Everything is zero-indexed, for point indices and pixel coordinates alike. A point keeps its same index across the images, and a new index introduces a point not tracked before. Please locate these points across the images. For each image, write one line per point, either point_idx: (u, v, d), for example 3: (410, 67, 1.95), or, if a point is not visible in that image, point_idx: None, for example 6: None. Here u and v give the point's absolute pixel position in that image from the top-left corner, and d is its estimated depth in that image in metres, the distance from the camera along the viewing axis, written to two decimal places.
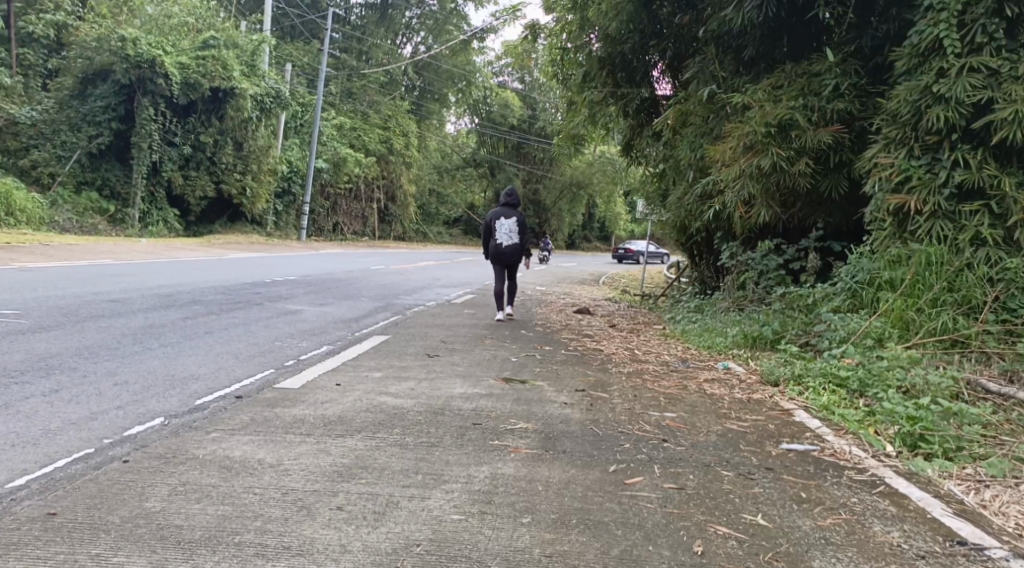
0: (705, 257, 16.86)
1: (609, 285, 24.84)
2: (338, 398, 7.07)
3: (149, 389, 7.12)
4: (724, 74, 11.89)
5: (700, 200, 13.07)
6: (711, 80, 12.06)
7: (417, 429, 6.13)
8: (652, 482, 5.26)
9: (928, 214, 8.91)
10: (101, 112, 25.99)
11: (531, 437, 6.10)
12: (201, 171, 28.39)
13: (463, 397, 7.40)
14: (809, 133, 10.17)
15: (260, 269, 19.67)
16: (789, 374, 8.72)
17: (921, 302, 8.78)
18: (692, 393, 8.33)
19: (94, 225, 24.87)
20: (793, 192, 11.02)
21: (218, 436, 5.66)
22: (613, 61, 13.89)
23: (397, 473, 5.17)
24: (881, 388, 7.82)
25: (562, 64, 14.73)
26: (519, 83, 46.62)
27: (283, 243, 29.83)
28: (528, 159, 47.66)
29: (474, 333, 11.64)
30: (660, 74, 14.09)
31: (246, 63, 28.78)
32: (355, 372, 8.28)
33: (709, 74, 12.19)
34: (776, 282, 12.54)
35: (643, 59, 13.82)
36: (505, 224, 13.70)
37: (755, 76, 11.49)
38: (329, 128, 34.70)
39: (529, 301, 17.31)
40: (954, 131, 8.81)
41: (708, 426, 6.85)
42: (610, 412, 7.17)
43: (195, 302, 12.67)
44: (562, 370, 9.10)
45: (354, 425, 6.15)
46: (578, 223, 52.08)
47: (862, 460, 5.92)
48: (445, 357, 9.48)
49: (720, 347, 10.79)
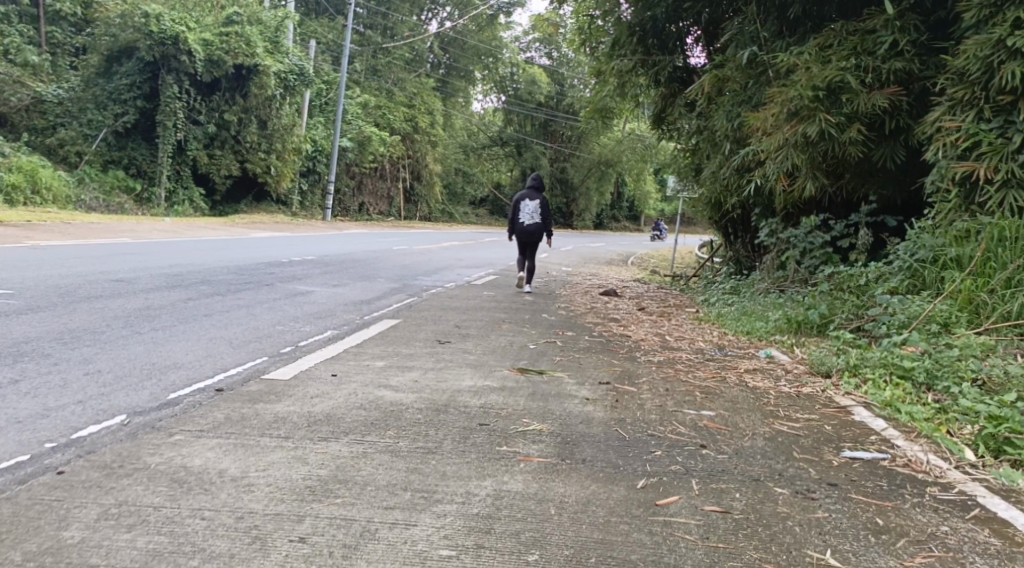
0: (740, 235, 15.92)
1: (638, 266, 23.79)
2: (329, 392, 6.19)
3: (121, 378, 6.23)
4: (766, 35, 10.94)
5: (737, 173, 12.19)
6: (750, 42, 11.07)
7: (414, 431, 5.29)
8: (691, 502, 4.38)
9: (1000, 183, 8.26)
10: (126, 90, 25.20)
11: (545, 441, 5.24)
12: (226, 149, 27.50)
13: (471, 391, 6.55)
14: (862, 97, 9.23)
15: (279, 249, 18.85)
16: (843, 364, 7.93)
17: (992, 282, 8.18)
18: (732, 387, 7.46)
19: (120, 205, 24.21)
20: (843, 163, 10.17)
21: (180, 439, 4.81)
22: (643, 27, 12.90)
23: (381, 490, 4.35)
24: (953, 381, 7.06)
25: (589, 32, 13.82)
26: (546, 59, 45.37)
27: (307, 223, 29.03)
28: (557, 138, 46.42)
29: (492, 316, 10.76)
30: (693, 42, 13.26)
31: (269, 39, 28.04)
32: (355, 361, 7.42)
33: (749, 36, 11.26)
34: (822, 261, 11.66)
35: (677, 25, 12.92)
36: (528, 205, 12.89)
37: (800, 38, 10.58)
38: (354, 106, 33.93)
39: (554, 282, 16.40)
40: None
41: (754, 427, 5.99)
42: (638, 410, 6.28)
43: (203, 283, 11.86)
44: (586, 360, 8.21)
45: (341, 427, 5.31)
46: (606, 203, 50.84)
47: (944, 473, 5.06)
48: (457, 345, 8.60)
49: (761, 333, 9.96)
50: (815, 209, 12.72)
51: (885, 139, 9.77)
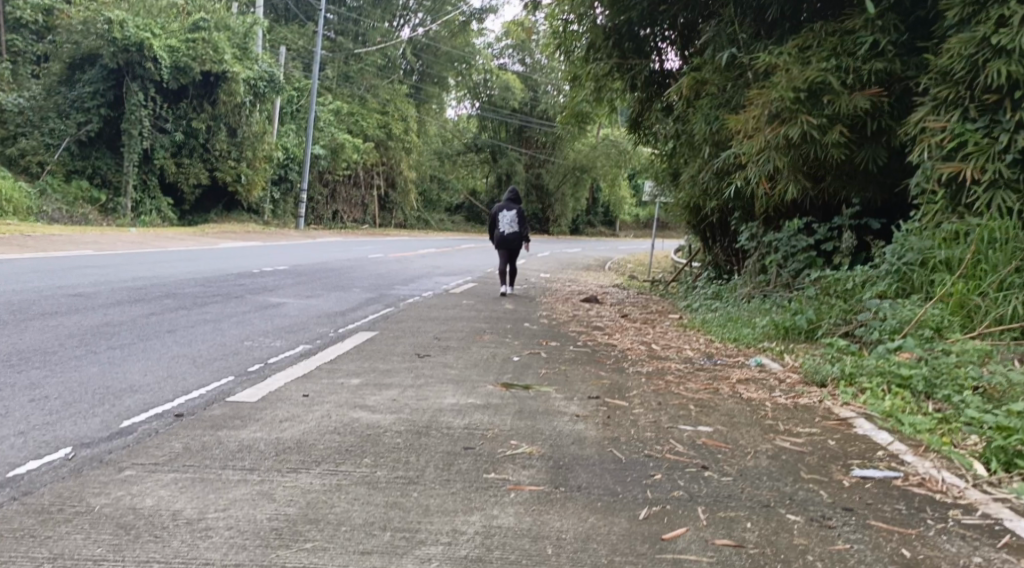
0: (718, 240, 15.56)
1: (616, 271, 23.40)
2: (299, 415, 5.73)
3: (70, 405, 5.75)
4: (744, 38, 10.59)
5: (716, 177, 11.90)
6: (729, 44, 10.73)
7: (393, 459, 4.87)
8: (700, 536, 4.02)
9: (987, 183, 8.15)
10: (89, 99, 24.58)
11: (536, 466, 4.85)
12: (194, 158, 26.94)
13: (454, 409, 6.12)
14: (844, 98, 8.96)
15: (251, 258, 18.36)
16: (839, 373, 7.60)
17: (984, 285, 8.09)
18: (726, 399, 7.10)
19: (84, 215, 23.59)
20: (824, 165, 9.93)
21: (130, 476, 4.35)
22: (619, 31, 12.45)
23: (356, 531, 3.95)
24: (953, 390, 6.81)
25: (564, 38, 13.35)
26: (520, 65, 45.16)
27: (280, 232, 28.41)
28: (531, 143, 46.00)
29: (472, 327, 10.34)
30: (667, 46, 12.83)
31: (237, 46, 27.36)
32: (329, 380, 6.97)
33: (727, 38, 10.84)
34: (805, 264, 11.35)
35: (651, 30, 12.53)
36: (506, 215, 13.21)
37: (778, 40, 10.23)
38: (326, 113, 33.42)
39: (534, 289, 15.98)
40: (1017, 88, 7.94)
41: (756, 445, 5.60)
42: (632, 427, 5.89)
43: (167, 296, 11.36)
44: (571, 373, 7.80)
45: (312, 455, 4.86)
46: (582, 208, 50.39)
47: (962, 493, 4.69)
48: (437, 358, 8.18)
49: (749, 340, 9.64)
50: (796, 213, 12.41)
51: (867, 140, 9.53)
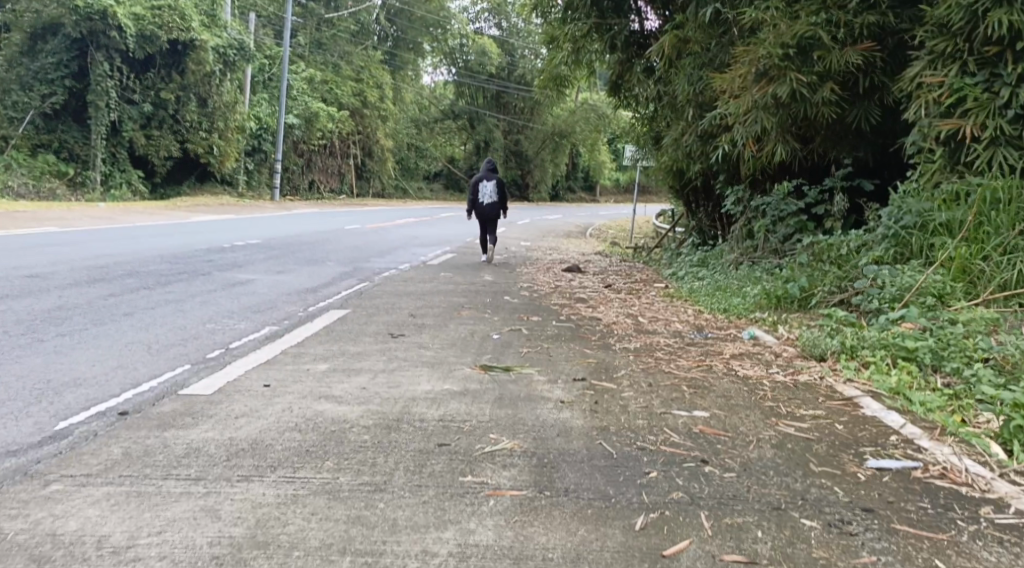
0: (703, 204, 15.11)
1: (598, 238, 22.91)
2: (258, 410, 5.18)
3: (2, 404, 5.20)
4: None
5: (701, 140, 11.39)
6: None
7: (360, 460, 4.38)
8: (698, 550, 3.65)
9: (987, 141, 7.69)
10: (52, 69, 23.72)
11: (518, 465, 4.37)
12: (164, 130, 26.07)
13: (428, 398, 5.60)
14: (835, 53, 8.43)
15: (222, 232, 17.71)
16: (839, 346, 7.14)
17: (986, 249, 7.65)
18: (721, 377, 6.63)
19: (52, 190, 22.83)
20: (814, 125, 9.43)
21: (57, 492, 3.96)
22: None
23: (311, 556, 3.58)
24: (962, 362, 6.37)
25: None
26: (497, 30, 44.63)
27: (254, 204, 27.64)
28: (509, 109, 45.16)
29: (449, 302, 9.80)
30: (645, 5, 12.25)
31: (205, 13, 26.51)
32: (294, 365, 6.45)
33: None
34: (795, 229, 10.89)
35: None
36: (486, 184, 12.85)
37: None
38: (299, 81, 32.67)
39: (515, 258, 15.43)
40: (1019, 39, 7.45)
41: (759, 432, 5.12)
42: (622, 414, 5.40)
43: (129, 274, 10.75)
44: (555, 352, 7.30)
45: (268, 459, 4.35)
46: (562, 174, 49.63)
47: (990, 485, 4.23)
48: (412, 339, 7.64)
49: (740, 310, 9.18)
50: (784, 175, 11.92)
51: (859, 98, 9.03)
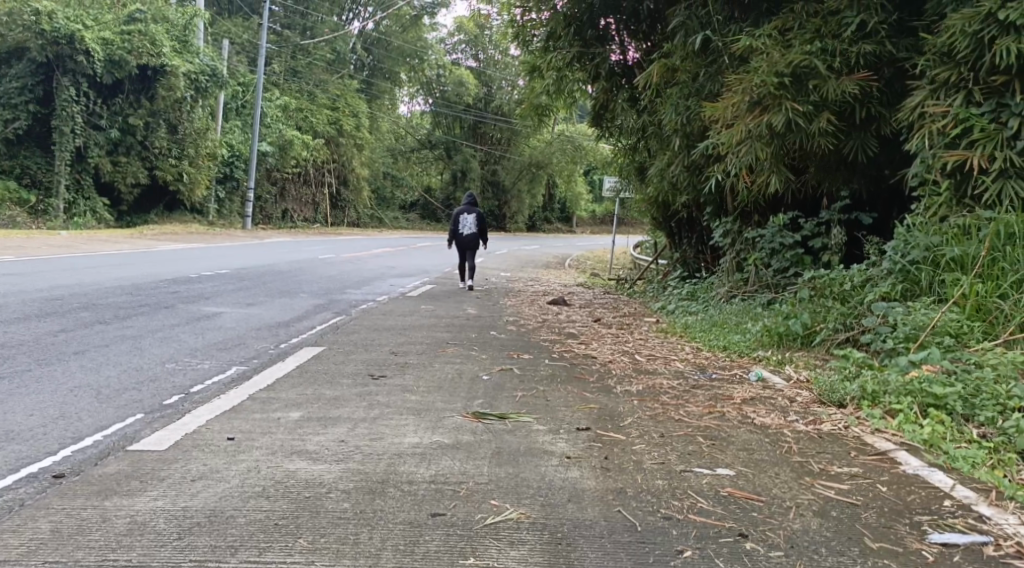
0: (688, 236, 14.48)
1: (578, 270, 22.22)
2: (221, 469, 4.49)
3: None
4: (719, 19, 9.42)
5: (689, 171, 10.81)
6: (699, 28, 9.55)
7: (344, 539, 3.84)
8: None
9: (996, 173, 7.14)
10: (16, 95, 22.82)
11: (530, 543, 3.87)
12: (132, 157, 25.25)
13: (416, 454, 4.92)
14: (832, 82, 7.86)
15: (188, 262, 16.92)
16: (858, 392, 6.51)
17: (1003, 285, 7.04)
18: (735, 426, 5.99)
19: (12, 218, 21.95)
20: (810, 154, 8.82)
21: None
22: (579, 18, 11.37)
23: None
24: (999, 411, 5.79)
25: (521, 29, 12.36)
26: (474, 61, 43.19)
27: (225, 233, 26.84)
28: (486, 139, 44.33)
29: (433, 338, 9.11)
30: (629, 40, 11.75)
31: (176, 38, 25.65)
32: (263, 413, 5.75)
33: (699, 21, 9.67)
34: (792, 263, 10.31)
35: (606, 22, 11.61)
36: (465, 217, 12.23)
37: (755, 22, 9.07)
38: (273, 109, 31.88)
39: (497, 289, 14.73)
40: None
41: (794, 494, 4.48)
42: (636, 474, 4.74)
43: (85, 307, 9.98)
44: (552, 396, 6.60)
45: (230, 536, 3.84)
46: (538, 205, 49.03)
47: None
48: (394, 380, 6.96)
49: (741, 348, 8.53)
50: (778, 208, 11.34)
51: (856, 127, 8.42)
